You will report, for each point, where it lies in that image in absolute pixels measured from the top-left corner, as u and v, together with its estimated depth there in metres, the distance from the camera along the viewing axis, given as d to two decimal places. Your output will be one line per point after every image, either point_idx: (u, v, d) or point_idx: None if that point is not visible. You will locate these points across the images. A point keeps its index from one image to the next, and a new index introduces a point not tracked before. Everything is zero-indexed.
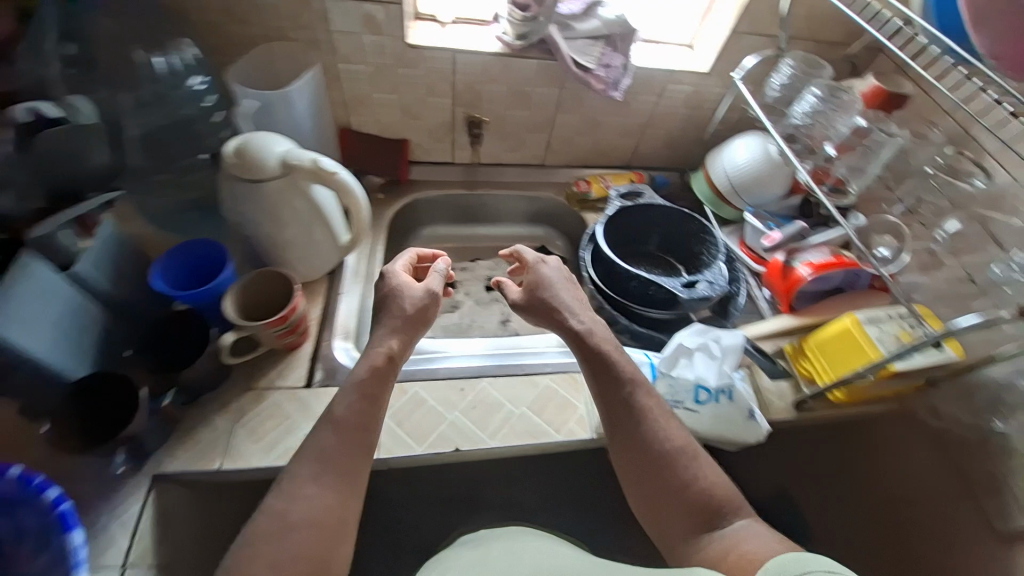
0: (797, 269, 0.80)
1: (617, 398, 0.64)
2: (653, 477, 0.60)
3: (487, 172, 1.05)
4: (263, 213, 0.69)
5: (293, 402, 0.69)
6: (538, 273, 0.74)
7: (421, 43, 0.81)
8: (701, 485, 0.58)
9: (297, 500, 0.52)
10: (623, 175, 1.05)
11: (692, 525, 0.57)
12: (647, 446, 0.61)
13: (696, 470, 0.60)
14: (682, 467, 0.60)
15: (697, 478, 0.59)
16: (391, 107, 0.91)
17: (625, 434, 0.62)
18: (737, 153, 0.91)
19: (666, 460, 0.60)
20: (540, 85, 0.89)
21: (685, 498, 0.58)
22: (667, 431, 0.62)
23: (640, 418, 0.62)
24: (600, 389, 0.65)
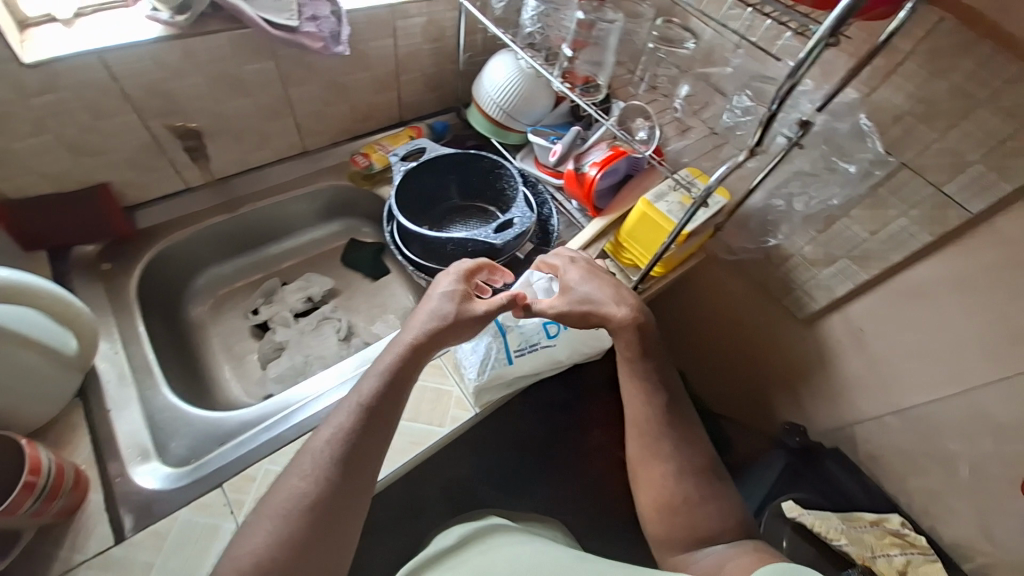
0: (588, 173, 0.82)
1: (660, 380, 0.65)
2: (672, 473, 0.61)
3: (242, 184, 0.86)
4: None
5: (103, 572, 0.52)
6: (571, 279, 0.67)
7: (43, 58, 0.58)
8: (718, 511, 0.60)
9: (308, 482, 0.51)
10: (399, 134, 0.95)
11: (693, 533, 0.59)
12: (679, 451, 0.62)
13: (717, 490, 0.61)
14: (704, 484, 0.61)
15: (715, 498, 0.60)
16: (50, 152, 0.66)
17: (659, 425, 0.63)
18: (495, 77, 0.87)
19: (687, 470, 0.61)
20: (247, 63, 0.72)
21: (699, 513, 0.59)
22: (699, 450, 0.63)
23: (674, 429, 0.63)
24: (651, 381, 0.65)
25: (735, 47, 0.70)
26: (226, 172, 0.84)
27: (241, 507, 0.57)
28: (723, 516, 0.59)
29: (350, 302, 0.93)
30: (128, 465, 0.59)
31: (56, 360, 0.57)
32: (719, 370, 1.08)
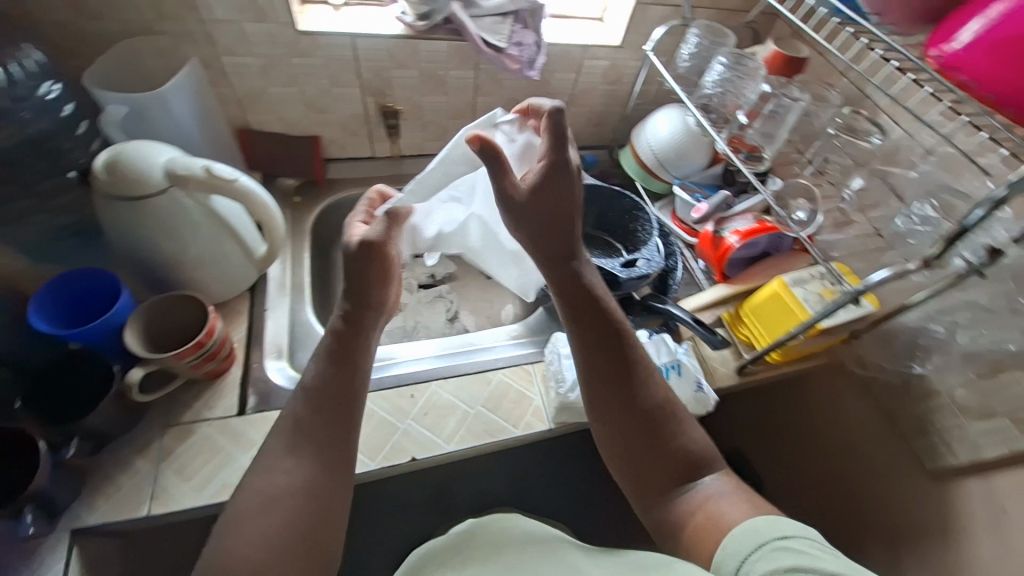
0: (726, 238, 0.82)
1: (598, 340, 0.62)
2: (633, 427, 0.59)
3: (412, 165, 0.99)
4: (156, 232, 0.60)
5: (226, 432, 0.63)
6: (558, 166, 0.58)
7: (314, 29, 0.74)
8: (681, 443, 0.59)
9: (280, 475, 0.51)
10: None
11: (669, 477, 0.57)
12: (633, 405, 0.60)
13: (678, 425, 0.60)
14: (660, 432, 0.59)
15: (677, 434, 0.59)
16: (292, 102, 0.82)
17: (608, 389, 0.61)
18: (658, 126, 0.91)
19: (646, 417, 0.59)
20: (452, 69, 0.85)
21: (668, 456, 0.58)
22: (656, 387, 0.61)
23: (623, 377, 0.61)
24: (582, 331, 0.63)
25: (925, 153, 0.68)
26: (403, 151, 0.97)
27: None
28: (687, 447, 0.59)
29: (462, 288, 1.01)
30: (265, 357, 0.72)
31: (248, 258, 0.70)
32: (794, 469, 0.98)
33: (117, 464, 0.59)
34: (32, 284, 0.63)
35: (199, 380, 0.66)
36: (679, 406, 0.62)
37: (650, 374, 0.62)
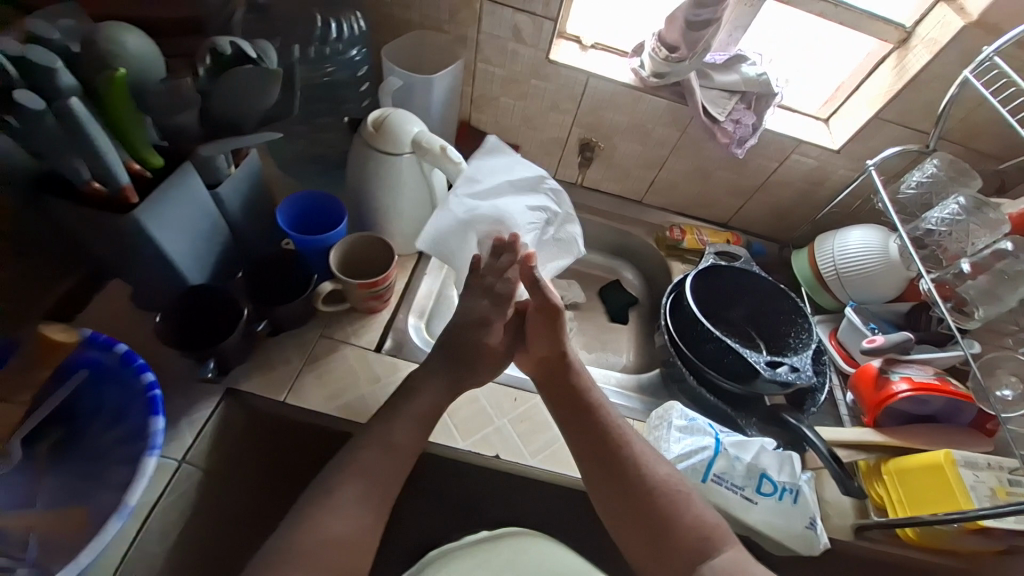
0: (893, 383, 0.75)
1: (591, 433, 0.63)
2: (625, 513, 0.59)
3: (582, 195, 1.04)
4: (382, 184, 0.70)
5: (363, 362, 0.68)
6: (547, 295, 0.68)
7: (562, 60, 0.83)
8: (689, 517, 0.57)
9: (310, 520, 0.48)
10: (720, 233, 1.01)
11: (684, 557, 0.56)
12: (637, 488, 0.59)
13: (681, 500, 0.58)
14: (659, 513, 0.58)
15: (682, 508, 0.58)
16: (513, 113, 0.92)
17: (599, 476, 0.61)
18: (848, 241, 0.87)
19: (646, 500, 0.58)
20: (662, 125, 0.89)
21: (674, 542, 0.57)
22: (653, 464, 0.61)
23: (619, 465, 0.61)
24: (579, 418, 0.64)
25: None
26: (581, 181, 1.03)
27: None
28: (693, 523, 0.57)
29: (582, 324, 1.01)
30: (407, 314, 0.75)
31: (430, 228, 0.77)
32: None
33: (277, 352, 0.66)
34: (278, 190, 0.78)
35: (357, 311, 0.73)
36: (675, 478, 0.60)
37: (646, 458, 0.61)
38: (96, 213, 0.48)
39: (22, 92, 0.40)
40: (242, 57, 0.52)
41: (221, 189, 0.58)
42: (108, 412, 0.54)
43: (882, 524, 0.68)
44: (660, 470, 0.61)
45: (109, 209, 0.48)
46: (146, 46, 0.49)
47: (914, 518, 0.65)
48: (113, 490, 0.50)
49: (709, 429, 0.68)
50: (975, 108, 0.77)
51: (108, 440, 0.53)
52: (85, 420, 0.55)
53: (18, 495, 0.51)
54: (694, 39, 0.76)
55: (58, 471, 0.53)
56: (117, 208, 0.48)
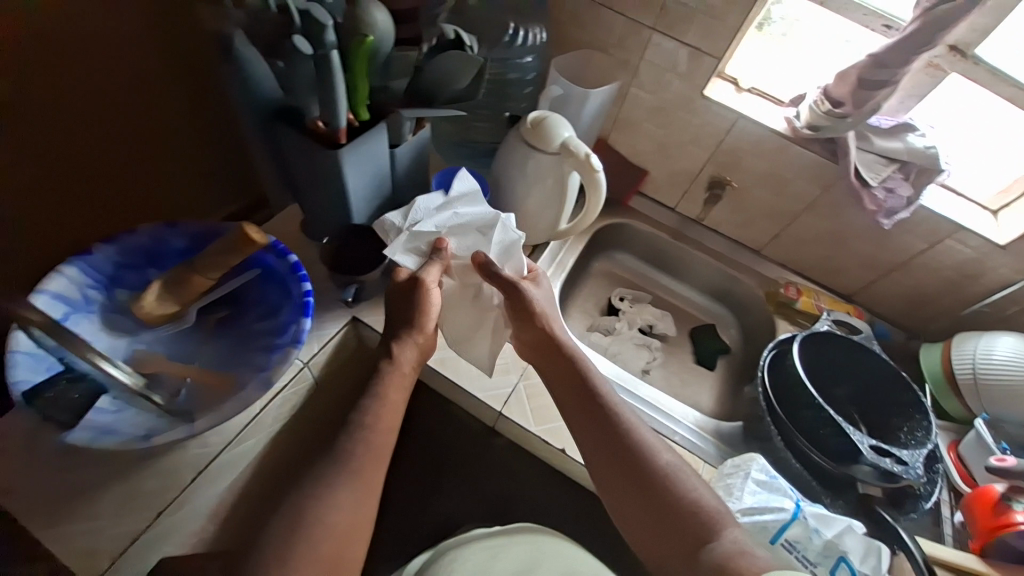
0: (1015, 513, 0.66)
1: (590, 420, 0.63)
2: (632, 505, 0.58)
3: (698, 232, 1.04)
4: (522, 175, 0.76)
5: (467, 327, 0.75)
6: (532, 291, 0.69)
7: (714, 98, 0.85)
8: (691, 500, 0.56)
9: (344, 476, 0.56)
10: (841, 303, 0.96)
11: (684, 541, 0.54)
12: (637, 471, 0.59)
13: (686, 482, 0.58)
14: (657, 496, 0.57)
15: (686, 492, 0.57)
16: (652, 139, 0.95)
17: (610, 477, 0.60)
18: (996, 347, 0.78)
19: (645, 482, 0.58)
20: (801, 179, 0.87)
21: (675, 525, 0.55)
22: (659, 457, 0.60)
23: (619, 449, 0.60)
24: (572, 406, 0.65)
25: None
26: (701, 218, 1.03)
27: (527, 377, 0.74)
28: (694, 505, 0.56)
29: (667, 358, 1.00)
30: None
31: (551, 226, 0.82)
32: None
33: None
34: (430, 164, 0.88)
35: None
36: (679, 463, 0.60)
37: (648, 441, 0.61)
38: (315, 146, 0.59)
39: (299, 38, 0.50)
40: (453, 42, 0.60)
41: (400, 149, 0.69)
42: (266, 307, 0.66)
43: None
44: (665, 455, 0.60)
45: (324, 144, 0.59)
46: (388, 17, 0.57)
47: None
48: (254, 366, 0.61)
49: (789, 492, 0.64)
50: None
51: (259, 329, 0.64)
52: (246, 308, 0.66)
53: (185, 349, 0.63)
54: (862, 99, 0.74)
55: (218, 342, 0.65)
56: (330, 144, 0.59)
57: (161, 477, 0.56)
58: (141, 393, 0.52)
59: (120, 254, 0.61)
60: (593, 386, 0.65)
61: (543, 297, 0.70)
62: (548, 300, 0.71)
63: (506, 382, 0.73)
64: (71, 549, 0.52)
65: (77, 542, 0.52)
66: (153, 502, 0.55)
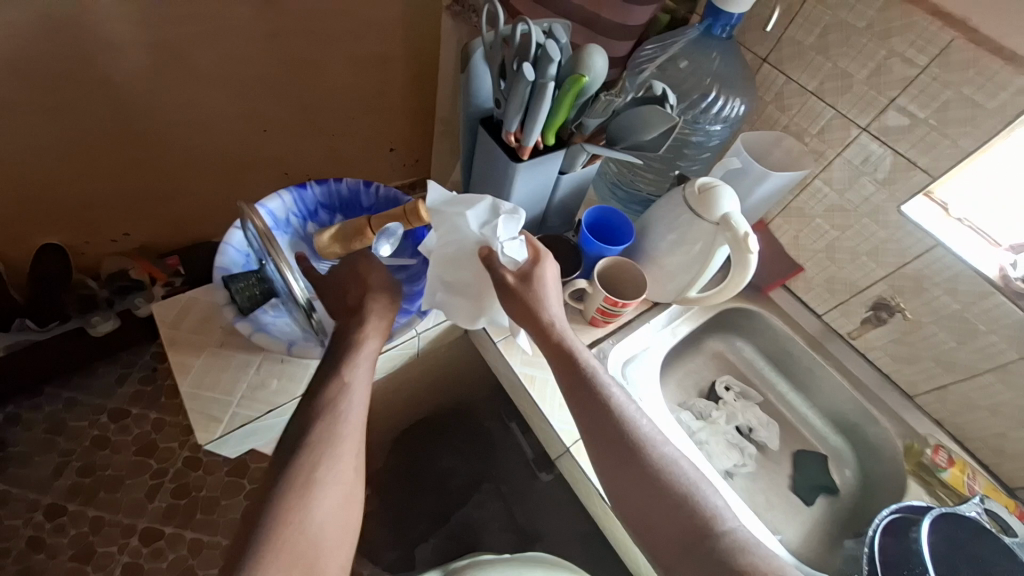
0: None
1: (591, 410, 0.61)
2: (634, 496, 0.58)
3: (842, 351, 0.93)
4: (671, 234, 0.75)
5: None
6: (536, 272, 0.65)
7: (915, 218, 0.76)
8: (694, 502, 0.56)
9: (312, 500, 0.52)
10: (999, 492, 0.79)
11: (686, 534, 0.55)
12: (641, 463, 0.58)
13: (691, 482, 0.58)
14: (656, 491, 0.57)
15: (689, 493, 0.57)
16: (821, 238, 0.89)
17: (609, 469, 0.60)
18: None
19: (648, 476, 0.58)
20: (998, 336, 0.74)
21: (676, 518, 0.55)
22: (663, 449, 0.60)
23: (622, 444, 0.59)
24: (572, 391, 0.63)
25: None
26: (849, 337, 0.92)
27: None
28: (698, 505, 0.56)
29: (759, 468, 0.90)
30: (614, 343, 0.83)
31: (679, 291, 0.80)
32: None
33: None
34: None
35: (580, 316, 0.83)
36: (685, 460, 0.60)
37: (653, 435, 0.61)
38: (502, 153, 0.66)
39: (526, 66, 0.56)
40: (657, 97, 0.61)
41: (566, 176, 0.73)
42: (407, 273, 0.76)
43: None
44: (670, 450, 0.60)
45: (509, 154, 0.65)
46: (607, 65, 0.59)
47: None
48: None
49: None
50: None
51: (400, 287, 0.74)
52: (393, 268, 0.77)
53: None
54: None
55: None
56: (511, 155, 0.65)
57: (282, 381, 0.66)
58: (304, 309, 0.57)
59: (323, 194, 0.74)
60: (576, 362, 0.64)
61: (545, 284, 0.65)
62: (544, 280, 0.65)
63: None
64: (199, 412, 0.63)
65: (205, 408, 0.63)
66: (269, 400, 0.65)
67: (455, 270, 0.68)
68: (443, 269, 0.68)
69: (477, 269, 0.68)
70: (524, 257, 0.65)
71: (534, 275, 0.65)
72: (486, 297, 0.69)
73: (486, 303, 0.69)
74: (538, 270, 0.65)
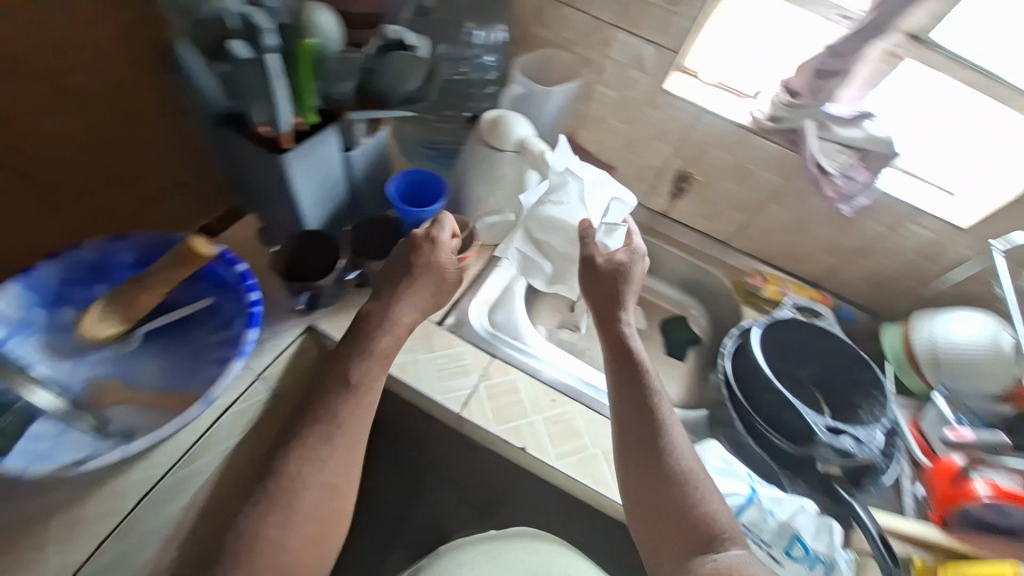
0: (972, 482, 0.68)
1: (633, 397, 0.64)
2: (645, 492, 0.60)
3: (669, 227, 1.04)
4: (482, 175, 0.78)
5: (424, 329, 0.81)
6: (628, 265, 0.71)
7: (678, 94, 0.86)
8: (704, 511, 0.57)
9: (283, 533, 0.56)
10: (806, 290, 0.96)
11: (685, 540, 0.56)
12: (664, 461, 0.60)
13: (703, 490, 0.59)
14: (677, 494, 0.58)
15: (700, 504, 0.58)
16: (617, 135, 0.96)
17: (637, 454, 0.62)
18: (955, 326, 0.79)
19: (670, 476, 0.60)
20: (767, 171, 0.88)
21: (683, 518, 0.57)
22: (683, 446, 0.62)
23: (652, 443, 0.61)
24: (622, 376, 0.67)
25: None
26: (669, 212, 1.04)
27: (489, 379, 0.78)
28: (705, 514, 0.57)
29: None
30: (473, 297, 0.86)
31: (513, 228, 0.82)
32: None
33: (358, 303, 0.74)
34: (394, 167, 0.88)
35: None
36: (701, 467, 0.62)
37: (681, 442, 0.62)
38: (259, 151, 0.58)
39: (236, 42, 0.50)
40: (394, 41, 0.58)
41: (353, 152, 0.68)
42: (219, 318, 0.66)
43: None
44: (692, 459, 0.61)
45: (267, 148, 0.58)
46: (336, 26, 0.58)
47: None
48: (207, 377, 0.62)
49: (745, 477, 0.68)
50: None
51: (213, 339, 0.65)
52: (200, 320, 0.66)
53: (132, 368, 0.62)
54: (817, 87, 0.78)
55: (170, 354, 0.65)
56: (270, 149, 0.58)
57: (104, 503, 0.57)
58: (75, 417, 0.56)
59: (64, 271, 0.60)
60: (634, 355, 0.67)
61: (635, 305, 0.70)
62: (635, 275, 0.71)
63: (466, 384, 0.77)
64: None
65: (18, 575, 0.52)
66: (95, 528, 0.56)
67: (551, 234, 0.76)
68: (535, 229, 0.77)
69: (567, 242, 0.77)
70: (620, 244, 0.74)
71: (643, 268, 0.73)
72: (568, 270, 0.79)
73: (568, 275, 0.79)
74: (630, 260, 0.72)
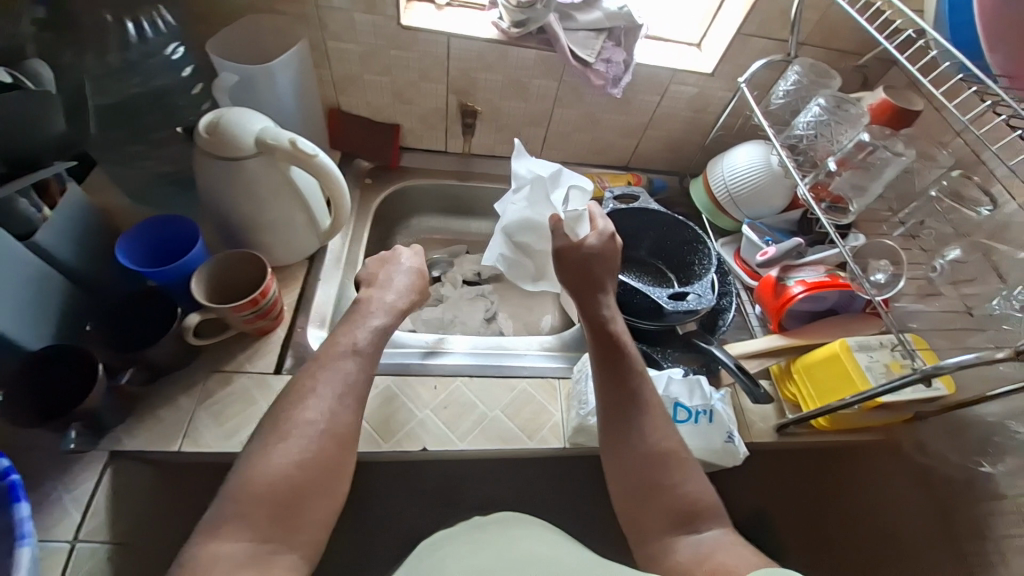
0: (790, 287, 0.78)
1: (613, 377, 0.61)
2: (625, 479, 0.57)
3: (481, 163, 1.00)
4: (239, 194, 0.66)
5: (258, 387, 0.68)
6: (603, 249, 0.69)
7: (416, 25, 0.77)
8: (682, 490, 0.55)
9: None
10: (620, 176, 0.99)
11: (666, 524, 0.54)
12: (643, 443, 0.57)
13: (686, 468, 0.57)
14: (661, 474, 0.56)
15: (682, 487, 0.55)
16: (382, 90, 0.86)
17: (616, 432, 0.59)
18: (737, 160, 0.87)
19: (651, 457, 0.57)
20: (537, 77, 0.85)
21: (663, 501, 0.55)
22: (662, 422, 0.59)
23: (631, 425, 0.59)
24: (603, 356, 0.63)
25: None
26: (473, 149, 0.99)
27: None
28: (685, 492, 0.55)
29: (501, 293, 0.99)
30: (309, 322, 0.76)
31: (312, 228, 0.75)
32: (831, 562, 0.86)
33: (160, 398, 0.66)
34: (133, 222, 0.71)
35: (249, 335, 0.72)
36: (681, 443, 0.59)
37: (659, 421, 0.59)
38: None
39: None
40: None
41: (38, 235, 0.58)
42: None
43: (796, 419, 0.71)
44: (670, 434, 0.59)
45: None
46: None
47: (823, 408, 0.68)
48: None
49: None
50: (830, 8, 0.78)
51: None
52: None
53: None
54: None
55: None
56: None
57: None
58: None
59: None
60: (616, 336, 0.64)
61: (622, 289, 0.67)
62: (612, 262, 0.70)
63: None
64: None
65: None
66: None
67: (524, 234, 0.82)
68: (514, 232, 0.82)
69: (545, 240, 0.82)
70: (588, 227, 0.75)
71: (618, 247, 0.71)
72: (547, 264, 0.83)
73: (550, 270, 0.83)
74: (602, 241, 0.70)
